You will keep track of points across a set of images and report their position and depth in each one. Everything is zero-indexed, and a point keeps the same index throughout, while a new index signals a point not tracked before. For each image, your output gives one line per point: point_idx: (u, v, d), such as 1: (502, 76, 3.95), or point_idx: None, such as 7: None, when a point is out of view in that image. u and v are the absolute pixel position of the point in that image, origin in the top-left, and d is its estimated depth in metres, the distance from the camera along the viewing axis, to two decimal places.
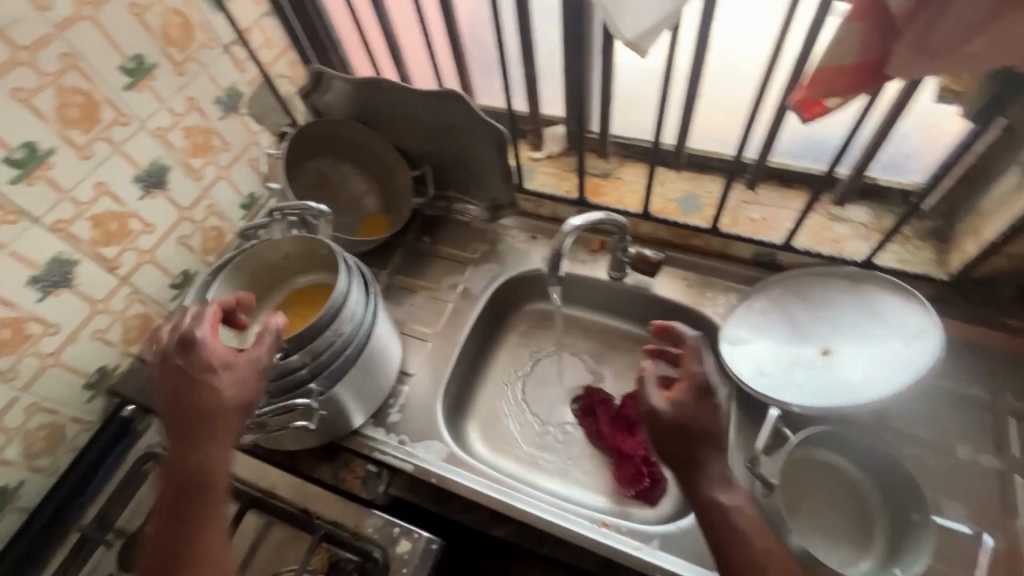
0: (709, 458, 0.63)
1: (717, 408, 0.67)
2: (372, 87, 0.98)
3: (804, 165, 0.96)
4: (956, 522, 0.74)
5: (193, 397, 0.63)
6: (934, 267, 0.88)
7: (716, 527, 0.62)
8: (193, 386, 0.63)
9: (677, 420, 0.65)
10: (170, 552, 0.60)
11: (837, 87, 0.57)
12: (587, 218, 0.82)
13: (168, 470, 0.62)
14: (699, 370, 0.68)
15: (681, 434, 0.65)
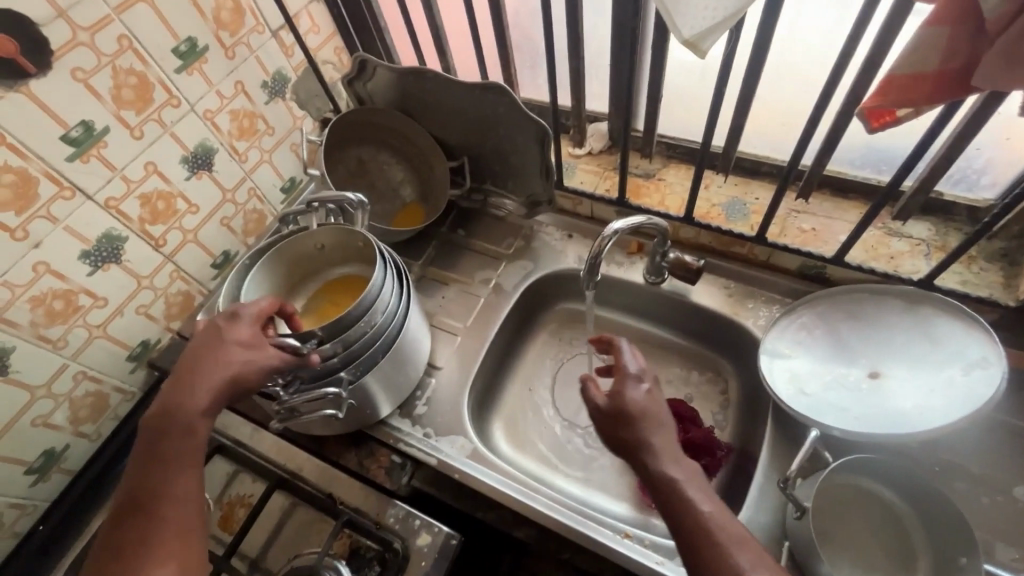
0: (651, 439, 0.64)
1: (652, 396, 0.67)
2: (417, 77, 0.98)
3: (863, 174, 0.92)
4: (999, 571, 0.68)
5: (211, 354, 0.65)
6: (1001, 291, 0.82)
7: (669, 503, 0.60)
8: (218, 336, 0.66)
9: (621, 406, 0.66)
10: (148, 490, 0.58)
11: (912, 97, 0.53)
12: (630, 221, 0.80)
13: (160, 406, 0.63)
14: (630, 363, 0.70)
15: (618, 420, 0.66)
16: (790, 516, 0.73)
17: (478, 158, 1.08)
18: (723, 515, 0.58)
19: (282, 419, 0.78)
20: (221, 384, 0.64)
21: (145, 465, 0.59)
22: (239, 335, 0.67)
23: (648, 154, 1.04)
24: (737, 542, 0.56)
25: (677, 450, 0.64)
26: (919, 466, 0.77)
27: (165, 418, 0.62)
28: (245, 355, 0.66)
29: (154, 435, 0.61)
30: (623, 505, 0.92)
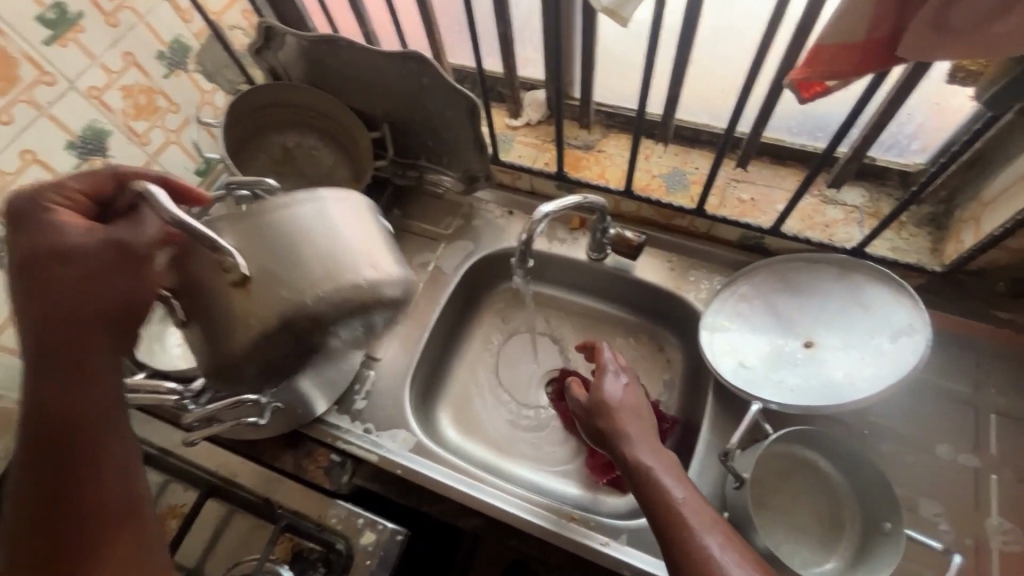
0: (625, 425, 0.70)
1: (631, 389, 0.75)
2: (329, 45, 0.90)
3: (799, 141, 0.90)
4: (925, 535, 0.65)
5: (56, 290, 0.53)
6: (928, 255, 0.84)
7: (642, 486, 0.64)
8: (41, 255, 0.53)
9: (603, 403, 0.73)
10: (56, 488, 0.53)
11: (840, 70, 0.50)
12: (560, 204, 0.76)
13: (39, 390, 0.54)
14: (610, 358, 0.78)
15: (597, 412, 0.73)
16: (730, 488, 0.74)
17: (408, 132, 1.00)
18: (695, 500, 0.61)
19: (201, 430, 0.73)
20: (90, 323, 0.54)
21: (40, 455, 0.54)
22: (63, 246, 0.53)
23: (586, 124, 0.99)
24: (705, 523, 0.59)
25: (656, 440, 0.69)
26: (850, 430, 0.80)
27: (47, 403, 0.54)
28: (87, 271, 0.53)
29: (42, 425, 0.54)
30: (573, 485, 0.92)
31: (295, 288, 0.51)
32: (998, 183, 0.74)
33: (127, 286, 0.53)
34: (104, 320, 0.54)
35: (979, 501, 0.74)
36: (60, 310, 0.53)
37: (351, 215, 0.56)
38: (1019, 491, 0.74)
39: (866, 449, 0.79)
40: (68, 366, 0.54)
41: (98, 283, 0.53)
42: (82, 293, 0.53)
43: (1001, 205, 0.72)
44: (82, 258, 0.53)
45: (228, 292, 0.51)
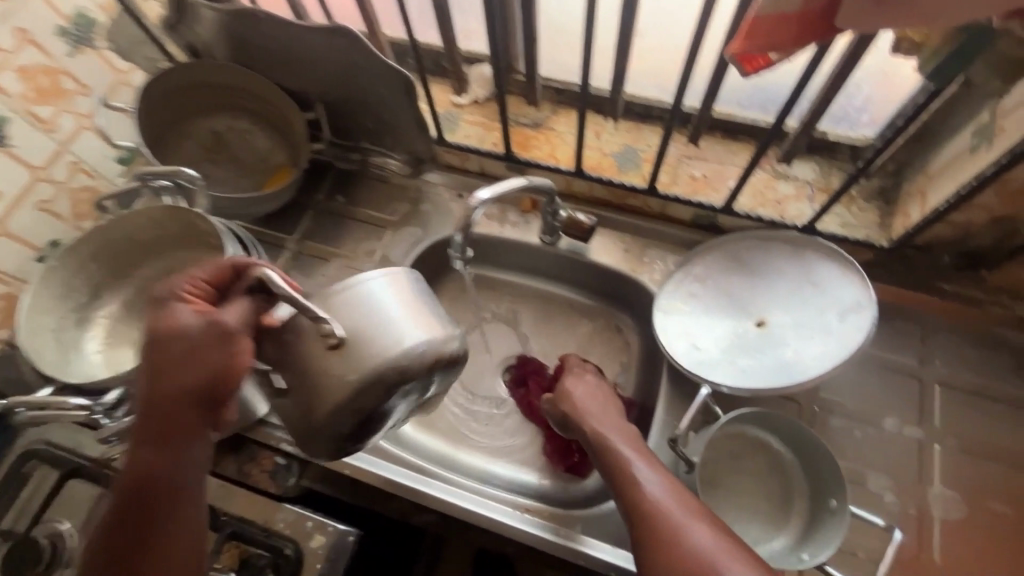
0: (583, 406, 0.69)
1: (594, 377, 0.74)
2: (249, 18, 0.83)
3: (751, 115, 0.88)
4: (869, 513, 0.66)
5: (166, 373, 0.54)
6: (877, 230, 0.84)
7: (608, 463, 0.63)
8: (155, 339, 0.54)
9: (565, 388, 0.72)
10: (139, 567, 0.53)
11: (779, 42, 0.47)
12: (498, 188, 0.71)
13: (135, 465, 0.55)
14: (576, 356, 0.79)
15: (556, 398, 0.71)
16: (682, 471, 0.74)
17: (345, 113, 0.94)
18: (660, 474, 0.60)
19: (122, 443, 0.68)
20: (191, 406, 0.55)
21: (132, 529, 0.54)
22: (174, 333, 0.54)
23: (534, 101, 0.95)
24: (671, 495, 0.58)
25: (622, 419, 0.68)
26: (801, 408, 0.80)
27: (140, 479, 0.54)
28: (195, 352, 0.54)
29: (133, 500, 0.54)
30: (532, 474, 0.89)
31: (370, 356, 0.57)
32: (942, 156, 0.74)
33: (221, 364, 0.54)
34: (199, 403, 0.55)
35: (923, 471, 0.76)
36: (160, 386, 0.54)
37: (405, 285, 0.61)
38: (961, 460, 0.76)
39: (815, 426, 0.79)
40: (171, 443, 0.54)
41: (206, 362, 0.54)
42: (188, 372, 0.54)
43: (946, 179, 0.72)
44: (192, 340, 0.54)
45: (314, 359, 0.57)
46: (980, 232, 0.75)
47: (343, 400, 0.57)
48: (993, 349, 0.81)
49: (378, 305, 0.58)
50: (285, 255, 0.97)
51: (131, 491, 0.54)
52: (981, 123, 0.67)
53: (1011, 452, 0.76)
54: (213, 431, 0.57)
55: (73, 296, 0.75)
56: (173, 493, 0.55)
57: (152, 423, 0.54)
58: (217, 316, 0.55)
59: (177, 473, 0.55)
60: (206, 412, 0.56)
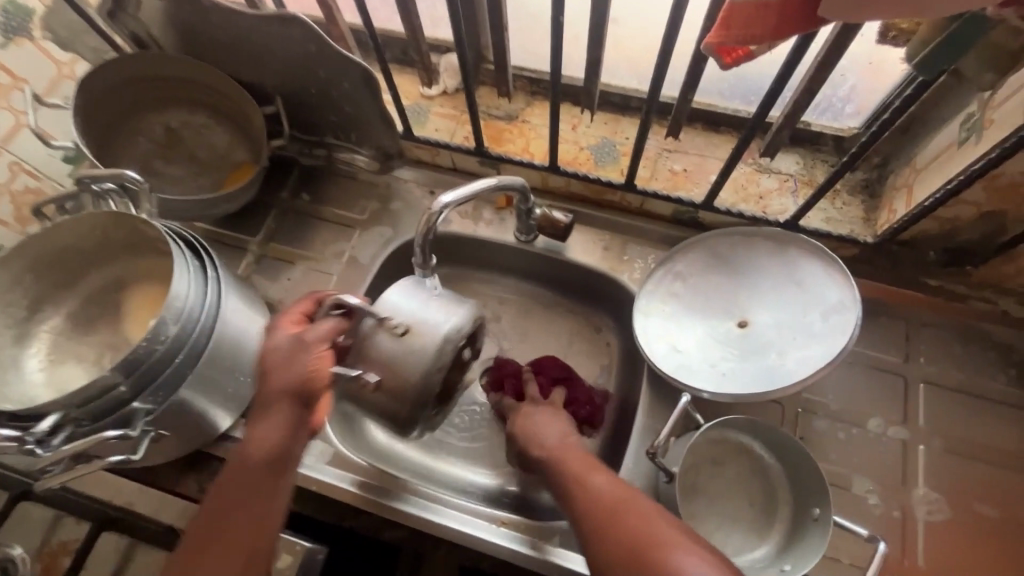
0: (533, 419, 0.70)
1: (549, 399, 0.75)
2: (196, 6, 0.77)
3: (732, 105, 0.85)
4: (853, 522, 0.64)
5: (273, 375, 0.61)
6: (862, 225, 0.81)
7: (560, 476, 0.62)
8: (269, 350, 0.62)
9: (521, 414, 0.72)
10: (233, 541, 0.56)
11: (760, 32, 0.43)
12: (462, 192, 0.67)
13: (246, 449, 0.60)
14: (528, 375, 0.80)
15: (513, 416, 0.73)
16: (662, 482, 0.70)
17: (305, 106, 0.88)
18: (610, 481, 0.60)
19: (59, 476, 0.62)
20: (292, 401, 0.60)
21: (236, 501, 0.58)
22: (279, 348, 0.61)
23: (506, 92, 0.91)
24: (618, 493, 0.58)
25: (575, 435, 0.68)
26: (784, 410, 0.78)
27: (247, 460, 0.59)
28: (292, 360, 0.61)
29: (236, 477, 0.59)
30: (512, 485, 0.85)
31: (429, 337, 0.63)
32: (930, 149, 0.71)
33: (308, 367, 0.60)
34: (298, 399, 0.61)
35: (908, 471, 0.74)
36: (271, 384, 0.60)
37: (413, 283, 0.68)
38: (946, 461, 0.74)
39: (798, 428, 0.77)
40: (274, 435, 0.59)
41: (303, 368, 0.60)
42: (285, 375, 0.60)
43: (933, 173, 0.69)
44: (285, 352, 0.61)
45: (386, 350, 0.63)
46: (967, 227, 0.73)
47: (423, 380, 0.62)
48: (979, 345, 0.79)
49: (405, 299, 0.66)
50: (248, 258, 0.91)
51: (237, 473, 0.59)
52: (971, 115, 0.64)
53: (996, 450, 0.74)
54: (307, 430, 0.62)
55: (10, 310, 0.70)
56: (274, 475, 0.59)
57: (260, 419, 0.60)
58: (307, 332, 0.62)
59: (279, 457, 0.60)
60: (302, 413, 0.61)
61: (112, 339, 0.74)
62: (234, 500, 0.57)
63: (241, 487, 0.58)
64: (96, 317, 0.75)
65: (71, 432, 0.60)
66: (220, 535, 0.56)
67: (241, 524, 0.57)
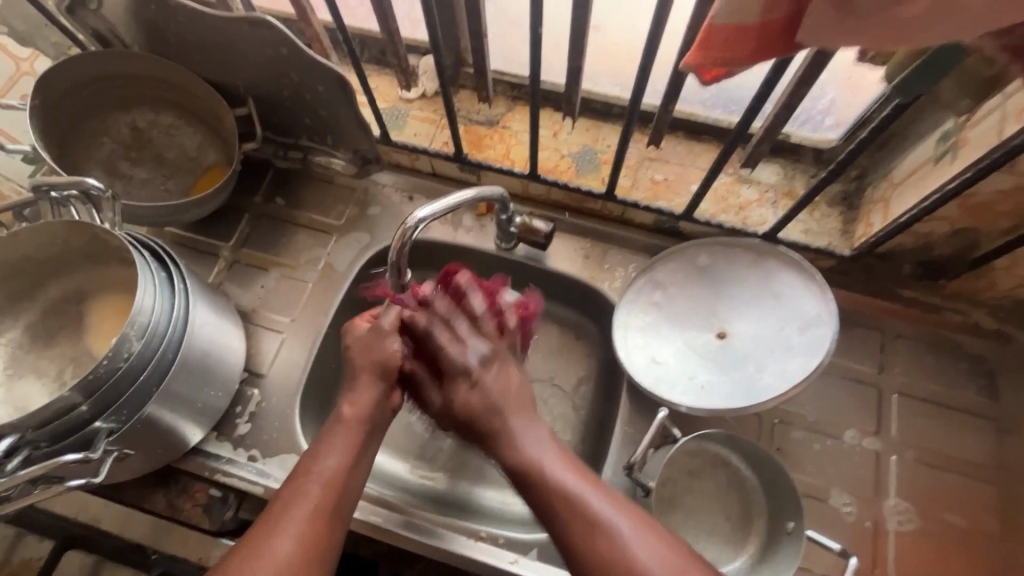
0: (495, 423, 0.57)
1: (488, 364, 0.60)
2: (161, 5, 0.73)
3: (714, 115, 0.84)
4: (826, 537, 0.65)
5: (363, 353, 0.64)
6: (840, 238, 0.81)
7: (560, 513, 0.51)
8: (359, 339, 0.65)
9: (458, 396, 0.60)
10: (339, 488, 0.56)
11: (736, 53, 0.42)
12: (439, 205, 0.63)
13: (354, 407, 0.61)
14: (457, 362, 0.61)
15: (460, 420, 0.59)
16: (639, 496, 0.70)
17: (278, 109, 0.85)
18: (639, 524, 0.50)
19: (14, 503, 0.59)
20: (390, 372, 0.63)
21: (333, 450, 0.58)
22: (358, 338, 0.65)
23: (487, 97, 0.89)
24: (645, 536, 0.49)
25: (530, 424, 0.57)
26: (761, 421, 0.78)
27: (355, 415, 0.60)
28: (373, 345, 0.63)
29: (344, 426, 0.60)
30: (501, 496, 0.82)
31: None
32: (907, 163, 0.71)
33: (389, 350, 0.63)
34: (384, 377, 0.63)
35: (880, 483, 0.75)
36: (372, 355, 0.63)
37: None
38: (916, 470, 0.76)
39: (775, 439, 0.77)
40: (364, 403, 0.61)
41: (384, 350, 0.63)
42: (370, 359, 0.63)
43: (910, 189, 0.70)
44: (365, 340, 0.64)
45: None
46: (941, 241, 0.73)
47: None
48: (951, 356, 0.80)
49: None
50: (220, 265, 0.88)
51: (333, 429, 0.60)
52: (947, 132, 0.65)
53: (966, 461, 0.76)
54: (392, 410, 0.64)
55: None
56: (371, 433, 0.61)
57: (354, 389, 0.62)
58: (383, 319, 0.65)
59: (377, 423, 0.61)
60: (387, 391, 0.63)
61: (74, 352, 0.72)
62: (335, 448, 0.58)
63: (338, 438, 0.59)
64: (55, 329, 0.72)
65: (29, 454, 0.57)
66: (316, 478, 0.56)
67: (334, 473, 0.56)
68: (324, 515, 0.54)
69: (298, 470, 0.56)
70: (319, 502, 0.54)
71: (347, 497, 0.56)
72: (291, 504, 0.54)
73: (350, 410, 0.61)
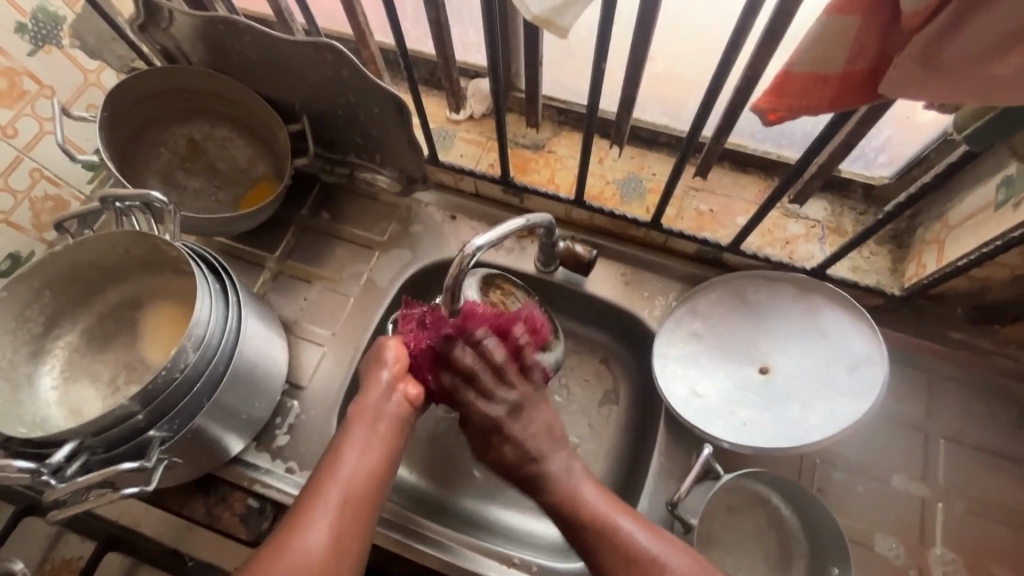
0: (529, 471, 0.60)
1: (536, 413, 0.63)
2: (228, 26, 0.76)
3: (763, 147, 0.85)
4: None
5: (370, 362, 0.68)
6: (888, 276, 0.81)
7: (598, 540, 0.56)
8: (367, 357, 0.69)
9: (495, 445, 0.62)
10: (356, 484, 0.58)
11: (813, 101, 0.43)
12: (495, 234, 0.62)
13: (364, 401, 0.64)
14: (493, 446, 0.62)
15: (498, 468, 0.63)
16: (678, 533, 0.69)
17: (332, 126, 0.87)
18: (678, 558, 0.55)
19: (69, 508, 0.61)
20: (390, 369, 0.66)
21: (352, 447, 0.60)
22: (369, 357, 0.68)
23: (535, 122, 0.91)
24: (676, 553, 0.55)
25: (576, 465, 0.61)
26: (802, 460, 0.77)
27: (366, 408, 0.63)
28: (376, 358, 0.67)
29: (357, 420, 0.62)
30: (534, 521, 0.81)
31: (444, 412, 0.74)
32: (964, 206, 0.71)
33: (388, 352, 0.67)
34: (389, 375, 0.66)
35: (927, 532, 0.73)
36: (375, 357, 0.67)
37: None
38: (966, 521, 0.73)
39: (815, 480, 0.76)
40: (373, 395, 0.64)
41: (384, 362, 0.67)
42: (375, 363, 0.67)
43: (968, 233, 0.68)
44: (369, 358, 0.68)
45: None
46: (998, 285, 0.72)
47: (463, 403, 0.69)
48: (1002, 403, 0.78)
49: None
50: (265, 275, 0.90)
51: (351, 426, 0.62)
52: (1009, 177, 0.64)
53: (1020, 514, 0.73)
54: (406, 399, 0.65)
55: (27, 326, 0.70)
56: (383, 424, 0.63)
57: (366, 386, 0.65)
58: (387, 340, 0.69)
59: (389, 417, 0.63)
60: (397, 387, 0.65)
61: (128, 358, 0.74)
62: (353, 439, 0.61)
63: (356, 428, 0.62)
64: (111, 335, 0.75)
65: (87, 459, 0.59)
66: (339, 472, 0.58)
67: (356, 467, 0.59)
68: (348, 507, 0.56)
69: (322, 469, 0.59)
70: (343, 493, 0.57)
71: (368, 489, 0.58)
72: (320, 494, 0.57)
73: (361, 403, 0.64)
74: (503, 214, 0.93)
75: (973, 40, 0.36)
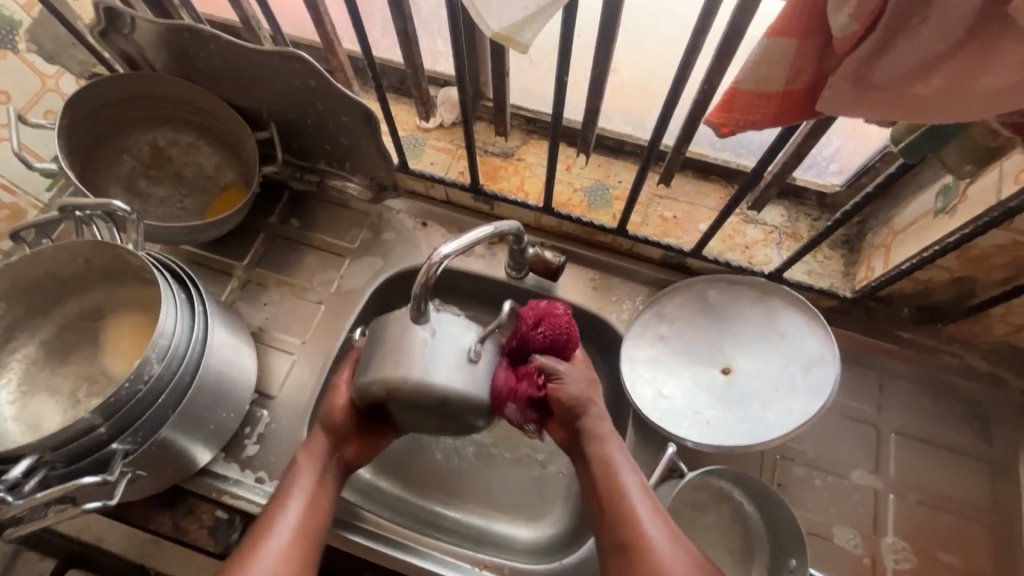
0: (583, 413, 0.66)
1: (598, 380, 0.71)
2: (193, 36, 0.76)
3: (723, 156, 0.88)
4: None
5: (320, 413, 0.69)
6: (841, 279, 0.85)
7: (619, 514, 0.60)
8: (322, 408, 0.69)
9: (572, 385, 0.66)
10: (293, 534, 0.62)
11: (758, 117, 0.45)
12: (463, 242, 0.61)
13: (308, 454, 0.67)
14: (571, 390, 0.65)
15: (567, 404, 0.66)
16: None
17: (301, 135, 0.87)
18: (671, 538, 0.59)
19: (27, 524, 0.61)
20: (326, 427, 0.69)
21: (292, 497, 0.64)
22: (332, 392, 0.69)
23: (504, 131, 0.93)
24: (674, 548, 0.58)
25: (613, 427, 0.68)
26: (764, 456, 0.80)
27: (307, 462, 0.66)
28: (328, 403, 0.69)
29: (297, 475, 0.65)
30: (505, 521, 0.82)
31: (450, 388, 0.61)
32: (907, 213, 0.75)
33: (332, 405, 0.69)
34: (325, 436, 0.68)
35: (879, 522, 0.77)
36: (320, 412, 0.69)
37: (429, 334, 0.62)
38: (918, 511, 0.77)
39: (776, 476, 0.79)
40: (318, 452, 0.67)
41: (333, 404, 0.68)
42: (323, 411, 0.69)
43: (910, 238, 0.73)
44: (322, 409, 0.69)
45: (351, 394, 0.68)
46: (940, 287, 0.77)
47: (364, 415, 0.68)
48: (947, 398, 0.82)
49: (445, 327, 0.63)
50: (233, 284, 0.89)
51: (293, 475, 0.66)
52: (946, 188, 0.69)
53: (962, 502, 0.77)
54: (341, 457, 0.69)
55: None
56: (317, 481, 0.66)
57: (310, 439, 0.69)
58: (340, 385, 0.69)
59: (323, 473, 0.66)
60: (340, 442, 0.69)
61: (89, 370, 0.73)
62: (297, 490, 0.64)
63: (302, 478, 0.65)
64: (70, 347, 0.73)
65: (46, 473, 0.58)
66: (280, 525, 0.62)
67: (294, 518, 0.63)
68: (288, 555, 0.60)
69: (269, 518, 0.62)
70: (286, 541, 0.61)
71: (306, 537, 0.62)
72: (264, 540, 0.60)
73: (305, 455, 0.67)
74: (474, 221, 0.94)
75: (895, 65, 0.39)
